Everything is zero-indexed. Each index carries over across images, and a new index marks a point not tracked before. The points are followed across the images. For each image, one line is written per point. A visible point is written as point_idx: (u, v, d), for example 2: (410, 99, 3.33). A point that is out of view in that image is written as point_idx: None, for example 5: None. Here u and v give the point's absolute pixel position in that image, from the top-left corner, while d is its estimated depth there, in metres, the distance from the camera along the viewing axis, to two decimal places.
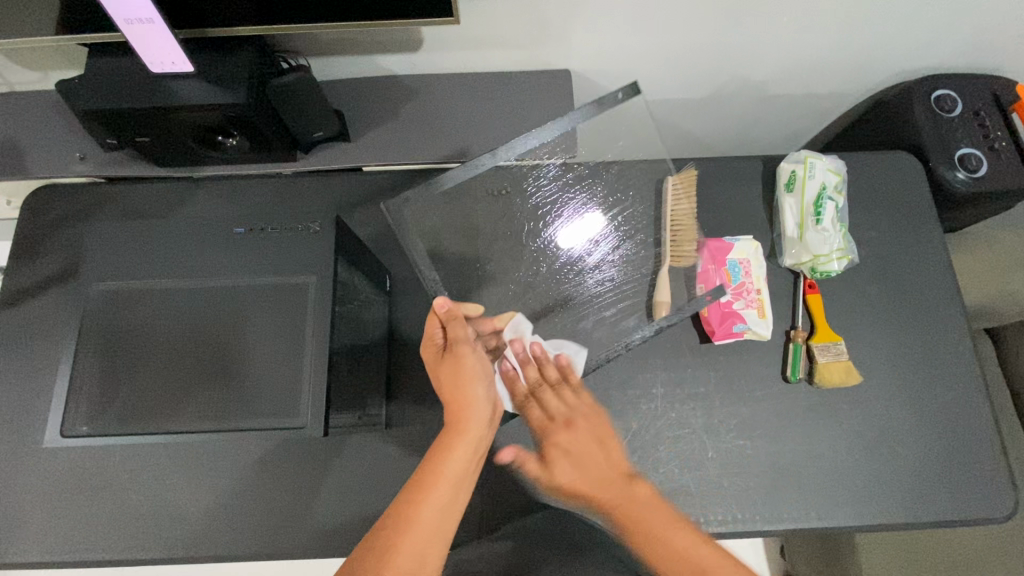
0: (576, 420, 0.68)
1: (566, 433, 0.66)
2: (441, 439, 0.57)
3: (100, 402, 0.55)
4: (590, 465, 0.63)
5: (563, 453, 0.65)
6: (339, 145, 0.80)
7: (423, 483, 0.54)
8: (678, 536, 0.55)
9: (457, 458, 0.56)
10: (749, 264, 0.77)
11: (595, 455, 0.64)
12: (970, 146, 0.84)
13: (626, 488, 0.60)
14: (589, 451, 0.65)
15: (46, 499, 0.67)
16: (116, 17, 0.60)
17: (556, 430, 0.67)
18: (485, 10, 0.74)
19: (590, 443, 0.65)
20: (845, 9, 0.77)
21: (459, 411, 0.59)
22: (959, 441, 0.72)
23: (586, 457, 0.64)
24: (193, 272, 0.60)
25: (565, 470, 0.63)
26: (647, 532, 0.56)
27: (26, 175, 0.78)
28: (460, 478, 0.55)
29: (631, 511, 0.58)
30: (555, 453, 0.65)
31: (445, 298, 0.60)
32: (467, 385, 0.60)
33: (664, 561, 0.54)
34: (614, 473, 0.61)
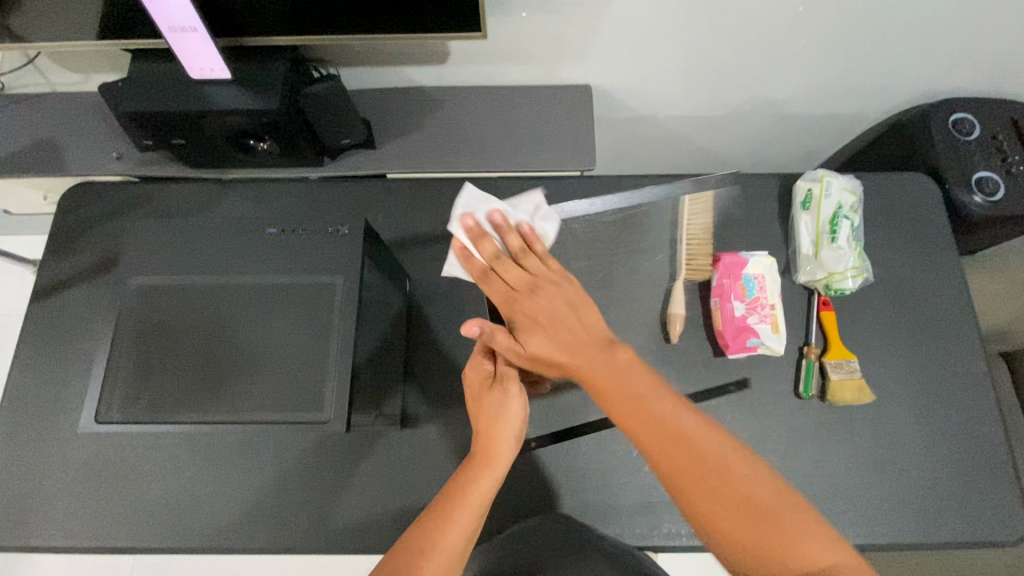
0: (542, 291, 0.58)
1: (527, 300, 0.58)
2: (471, 470, 0.58)
3: (134, 390, 0.57)
4: (562, 331, 0.56)
5: (531, 324, 0.57)
6: (364, 152, 0.83)
7: (446, 512, 0.56)
8: (694, 433, 0.52)
9: (483, 488, 0.57)
10: (764, 279, 0.76)
11: (568, 320, 0.57)
12: (986, 169, 0.84)
13: (606, 359, 0.55)
14: (563, 322, 0.57)
15: (68, 484, 0.69)
16: (161, 25, 0.63)
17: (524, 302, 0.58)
18: (510, 25, 0.76)
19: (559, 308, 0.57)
20: (864, 31, 0.79)
21: (491, 446, 0.59)
22: (972, 463, 0.72)
23: (560, 324, 0.57)
24: (224, 269, 0.62)
25: (539, 342, 0.56)
26: (676, 442, 0.51)
27: (65, 172, 0.81)
28: (480, 507, 0.57)
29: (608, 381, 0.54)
30: (535, 324, 0.57)
31: (506, 332, 0.56)
32: (502, 426, 0.60)
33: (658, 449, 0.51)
34: (595, 340, 0.56)
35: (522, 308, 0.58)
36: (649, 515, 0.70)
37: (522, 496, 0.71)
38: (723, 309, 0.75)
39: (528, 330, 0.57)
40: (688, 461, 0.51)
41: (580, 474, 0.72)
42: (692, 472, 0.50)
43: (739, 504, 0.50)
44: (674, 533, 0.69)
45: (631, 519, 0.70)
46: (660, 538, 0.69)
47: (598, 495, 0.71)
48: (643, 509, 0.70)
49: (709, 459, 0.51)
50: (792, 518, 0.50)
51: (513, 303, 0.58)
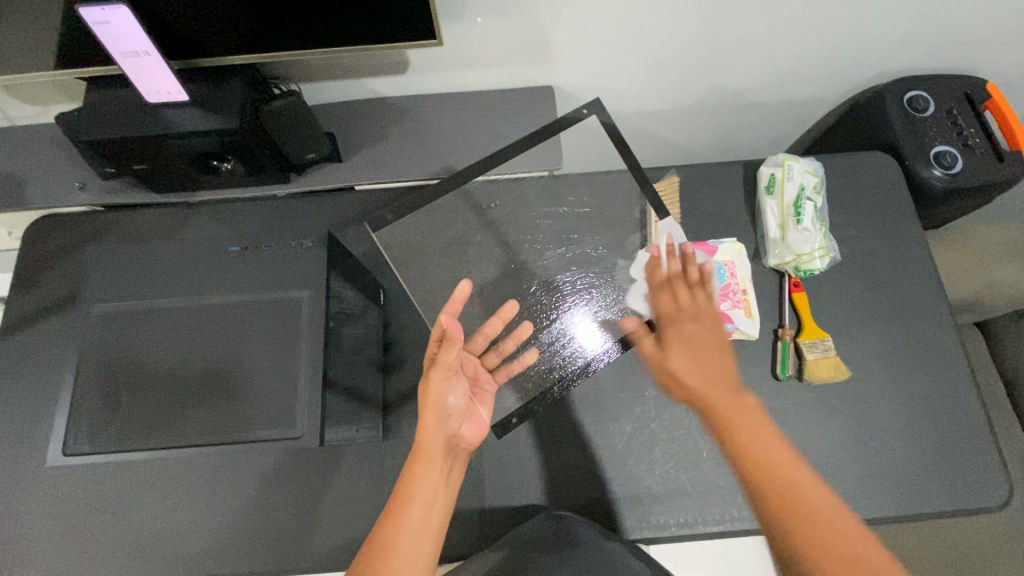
0: (691, 316, 0.67)
1: (691, 321, 0.67)
2: (409, 464, 0.60)
3: (100, 421, 0.57)
4: (701, 354, 0.64)
5: (681, 343, 0.65)
6: (331, 165, 0.83)
7: (401, 504, 0.58)
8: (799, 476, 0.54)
9: (425, 477, 0.59)
10: (734, 266, 0.79)
11: (711, 351, 0.64)
12: (944, 144, 0.87)
13: (736, 405, 0.59)
14: (704, 346, 0.64)
15: (46, 526, 0.68)
16: (113, 52, 0.63)
17: (673, 323, 0.67)
18: (468, 31, 0.77)
19: (709, 339, 0.65)
20: (814, 16, 0.80)
21: (422, 433, 0.61)
22: (953, 433, 0.73)
23: (703, 350, 0.64)
24: (187, 292, 0.61)
25: (681, 361, 0.64)
26: (774, 466, 0.55)
27: (28, 206, 0.80)
28: (427, 518, 0.58)
29: (729, 411, 0.59)
30: (672, 335, 0.66)
31: (447, 314, 0.63)
32: (432, 411, 0.62)
33: (798, 522, 0.51)
34: (726, 382, 0.61)
35: (669, 329, 0.67)
36: (637, 508, 0.70)
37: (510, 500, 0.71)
38: None
39: (668, 347, 0.66)
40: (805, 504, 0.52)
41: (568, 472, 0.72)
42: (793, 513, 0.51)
43: (814, 519, 0.51)
44: (663, 524, 0.69)
45: (620, 515, 0.70)
46: (649, 531, 0.69)
47: (586, 492, 0.71)
48: (631, 502, 0.70)
49: (807, 510, 0.52)
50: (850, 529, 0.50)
51: (675, 323, 0.67)
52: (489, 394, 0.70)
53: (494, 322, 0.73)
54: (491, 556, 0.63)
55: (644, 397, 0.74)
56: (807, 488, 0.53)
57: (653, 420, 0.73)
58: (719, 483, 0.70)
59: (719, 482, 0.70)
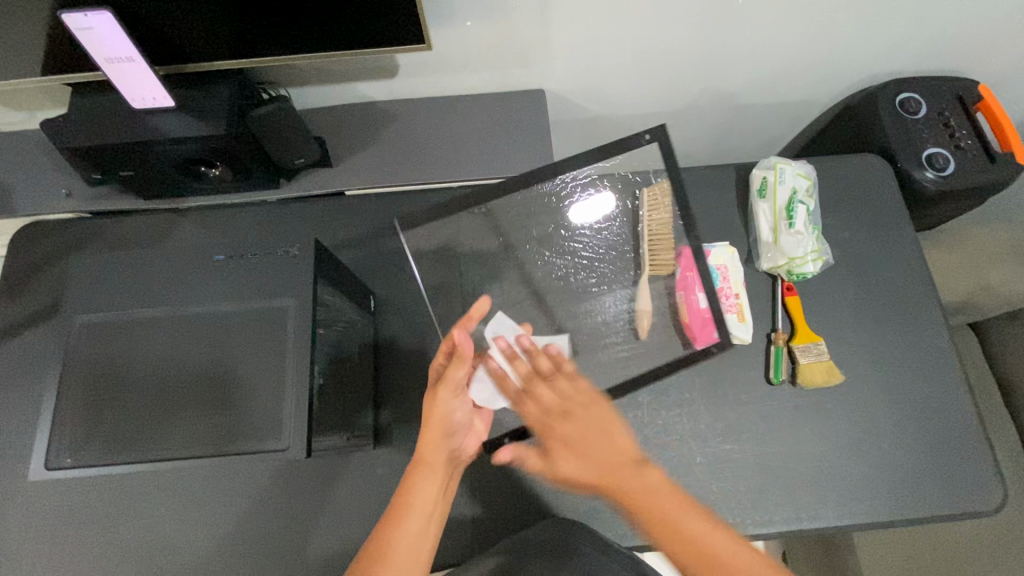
0: (573, 415, 0.60)
1: (563, 421, 0.59)
2: (409, 471, 0.60)
3: (84, 432, 0.56)
4: (594, 450, 0.58)
5: (563, 444, 0.59)
6: (321, 170, 0.82)
7: (399, 512, 0.58)
8: (696, 529, 0.54)
9: (425, 488, 0.59)
10: (727, 270, 0.78)
11: (602, 445, 0.58)
12: (935, 146, 0.87)
13: (637, 477, 0.57)
14: (589, 438, 0.59)
15: (32, 538, 0.67)
16: (97, 57, 0.62)
17: (551, 428, 0.60)
18: (457, 35, 0.77)
19: (590, 430, 0.59)
20: (805, 19, 0.80)
21: (424, 444, 0.60)
22: (947, 436, 0.72)
23: (592, 450, 0.58)
24: (173, 301, 0.60)
25: (572, 465, 0.58)
26: (666, 523, 0.54)
27: (14, 213, 0.79)
28: (423, 527, 0.58)
29: (638, 497, 0.56)
30: (554, 443, 0.59)
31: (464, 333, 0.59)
32: (438, 425, 0.60)
33: (686, 554, 0.53)
34: (623, 459, 0.58)
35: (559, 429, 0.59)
36: None
37: (503, 507, 0.70)
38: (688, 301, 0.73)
39: (556, 452, 0.59)
40: (692, 553, 0.53)
41: None
42: (705, 566, 0.53)
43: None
44: None
45: (613, 522, 0.69)
46: (642, 537, 0.69)
47: (579, 499, 0.70)
48: (624, 508, 0.70)
49: (718, 562, 0.53)
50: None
51: (549, 425, 0.60)
52: (487, 407, 0.70)
53: (502, 343, 0.70)
54: (484, 565, 0.63)
55: (637, 402, 0.74)
56: (715, 540, 0.54)
57: (646, 425, 0.73)
58: (713, 489, 0.70)
59: (714, 487, 0.70)
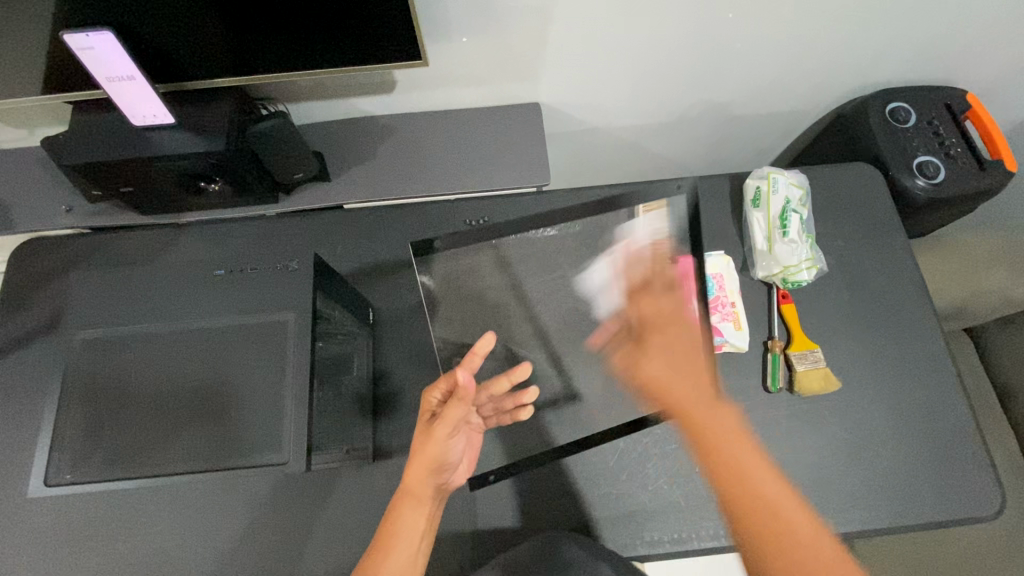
0: (667, 328, 0.65)
1: (656, 333, 0.65)
2: (397, 502, 0.60)
3: (85, 449, 0.56)
4: (681, 359, 0.64)
5: (653, 345, 0.65)
6: (320, 185, 0.83)
7: (385, 542, 0.58)
8: (765, 487, 0.54)
9: (412, 518, 0.59)
10: (723, 278, 0.79)
11: (687, 356, 0.65)
12: (926, 154, 0.88)
13: (709, 408, 0.60)
14: (675, 351, 0.65)
15: (30, 558, 0.66)
16: (98, 76, 0.63)
17: (650, 333, 0.66)
18: (455, 51, 0.78)
19: (675, 350, 0.65)
20: (794, 31, 0.82)
21: (411, 478, 0.60)
22: (945, 441, 0.73)
23: (679, 357, 0.64)
24: (174, 316, 0.61)
25: (653, 365, 0.64)
26: (711, 444, 0.57)
27: (14, 230, 0.80)
28: (410, 557, 0.58)
29: (697, 416, 0.59)
30: (648, 347, 0.65)
31: (465, 379, 0.56)
32: (428, 462, 0.59)
33: (744, 513, 0.53)
34: (704, 373, 0.63)
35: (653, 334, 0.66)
36: (631, 525, 0.70)
37: (502, 520, 0.70)
38: (685, 312, 0.72)
39: (647, 352, 0.65)
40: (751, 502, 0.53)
41: (561, 490, 0.71)
42: (768, 533, 0.51)
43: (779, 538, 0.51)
44: (657, 540, 0.69)
45: (614, 532, 0.69)
46: (643, 548, 0.69)
47: (579, 510, 0.70)
48: (624, 518, 0.70)
49: (771, 517, 0.52)
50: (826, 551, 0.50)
51: (648, 326, 0.66)
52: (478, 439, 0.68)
53: (500, 380, 0.66)
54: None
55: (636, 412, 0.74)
56: (781, 499, 0.53)
57: (645, 435, 0.73)
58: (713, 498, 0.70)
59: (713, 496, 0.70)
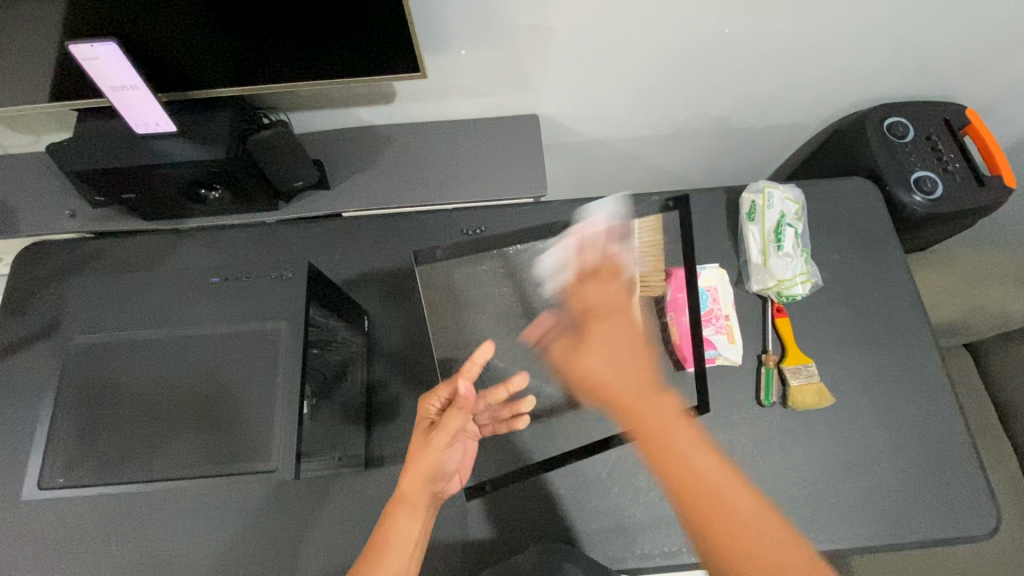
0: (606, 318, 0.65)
1: (595, 323, 0.64)
2: (390, 510, 0.60)
3: (78, 452, 0.56)
4: (618, 369, 0.62)
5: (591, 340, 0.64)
6: (318, 193, 0.84)
7: (378, 552, 0.58)
8: (702, 465, 0.55)
9: (407, 526, 0.59)
10: (716, 292, 0.80)
11: (625, 362, 0.62)
12: (924, 169, 0.88)
13: (654, 403, 0.60)
14: (621, 365, 0.62)
15: (21, 561, 0.67)
16: (101, 85, 0.64)
17: (592, 321, 0.65)
18: (453, 62, 0.79)
19: (619, 338, 0.63)
20: (790, 46, 0.82)
21: (406, 485, 0.59)
22: (940, 458, 0.72)
23: (616, 351, 0.63)
24: (170, 322, 0.61)
25: (596, 360, 0.63)
26: (659, 445, 0.57)
27: (18, 234, 0.81)
28: (405, 564, 0.58)
29: (641, 412, 0.59)
30: (591, 343, 0.64)
31: (467, 389, 0.56)
32: (425, 472, 0.59)
33: (686, 490, 0.54)
34: (646, 389, 0.61)
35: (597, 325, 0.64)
36: (622, 537, 0.69)
37: (493, 531, 0.70)
38: (678, 324, 0.73)
39: (585, 349, 0.64)
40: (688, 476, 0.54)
41: (552, 501, 0.71)
42: (706, 513, 0.52)
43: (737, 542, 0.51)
44: (648, 554, 0.69)
45: (605, 545, 0.69)
46: (634, 560, 0.69)
47: (571, 522, 0.70)
48: (615, 530, 0.70)
49: (720, 515, 0.52)
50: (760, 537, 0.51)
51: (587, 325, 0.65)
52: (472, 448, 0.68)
53: (497, 390, 0.66)
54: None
55: None
56: (731, 495, 0.53)
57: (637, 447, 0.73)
58: None
59: None
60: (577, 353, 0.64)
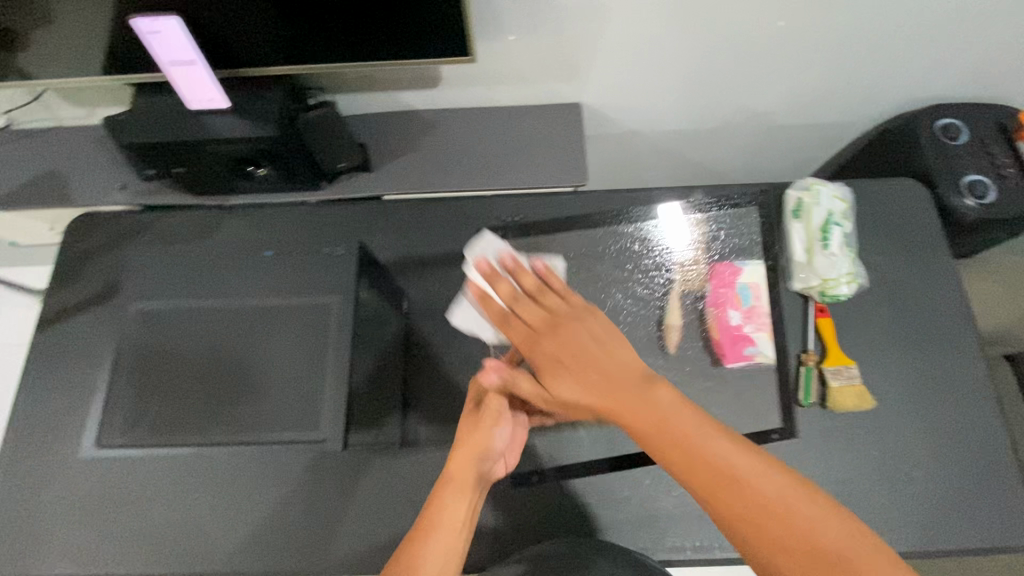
0: (563, 325, 0.60)
1: (552, 338, 0.59)
2: (438, 488, 0.60)
3: (133, 415, 0.59)
4: (592, 371, 0.56)
5: (554, 364, 0.58)
6: (361, 174, 0.84)
7: (427, 528, 0.57)
8: (707, 446, 0.50)
9: (455, 506, 0.59)
10: (760, 288, 0.77)
11: (602, 358, 0.57)
12: (976, 173, 0.85)
13: (643, 395, 0.54)
14: (592, 356, 0.57)
15: (68, 518, 0.69)
16: (162, 60, 0.66)
17: (538, 346, 0.60)
18: (501, 48, 0.79)
19: (586, 345, 0.58)
20: (844, 41, 0.80)
21: (455, 461, 0.62)
22: (983, 468, 0.71)
23: (590, 362, 0.57)
24: (222, 294, 0.63)
25: (564, 387, 0.57)
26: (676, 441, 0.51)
27: (70, 204, 0.83)
28: (453, 544, 0.57)
29: (640, 416, 0.53)
30: (551, 367, 0.58)
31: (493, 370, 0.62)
32: (471, 448, 0.62)
33: (703, 480, 0.49)
34: (630, 377, 0.55)
35: (547, 347, 0.59)
36: (653, 530, 0.69)
37: (524, 516, 0.71)
38: (718, 319, 0.76)
39: (550, 375, 0.58)
40: (707, 472, 0.49)
41: (584, 490, 0.71)
42: (737, 502, 0.47)
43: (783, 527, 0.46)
44: (678, 547, 0.69)
45: (635, 536, 0.69)
46: (664, 553, 0.69)
47: (602, 512, 0.70)
48: (646, 522, 0.70)
49: (768, 508, 0.47)
50: (861, 557, 0.45)
51: (535, 344, 0.60)
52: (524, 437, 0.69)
53: None
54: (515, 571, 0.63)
55: None
56: (764, 482, 0.48)
57: None
58: None
59: None
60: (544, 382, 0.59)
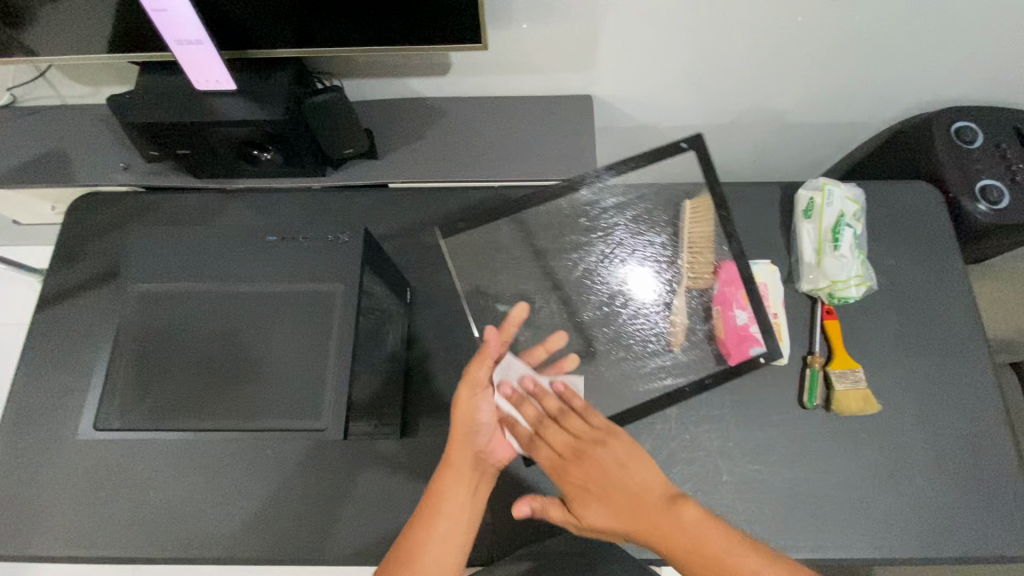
0: (588, 454, 0.59)
1: (578, 465, 0.58)
2: (438, 474, 0.60)
3: (132, 398, 0.58)
4: (621, 498, 0.57)
5: (586, 494, 0.57)
6: (367, 161, 0.83)
7: (428, 517, 0.58)
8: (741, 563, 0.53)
9: (453, 494, 0.59)
10: (766, 288, 0.77)
11: (628, 482, 0.57)
12: (991, 177, 0.84)
13: (671, 520, 0.55)
14: (620, 490, 0.57)
15: (65, 498, 0.69)
16: (168, 38, 0.64)
17: (566, 469, 0.59)
18: (513, 36, 0.77)
19: (610, 469, 0.58)
20: (863, 39, 0.79)
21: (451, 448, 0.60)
22: (986, 475, 0.70)
23: (620, 494, 0.57)
24: (224, 278, 0.62)
25: (596, 515, 0.57)
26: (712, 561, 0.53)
27: (72, 183, 0.82)
28: (454, 531, 0.58)
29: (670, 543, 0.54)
30: (581, 497, 0.58)
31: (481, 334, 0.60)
32: (461, 426, 0.60)
33: None
34: (655, 502, 0.56)
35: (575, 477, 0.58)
36: None
37: None
38: (724, 318, 0.70)
39: (579, 501, 0.58)
40: None
41: None
42: None
43: None
44: None
45: None
46: (661, 551, 0.68)
47: None
48: None
49: None
50: None
51: (562, 471, 0.59)
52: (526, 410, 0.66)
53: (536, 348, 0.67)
54: (513, 566, 0.63)
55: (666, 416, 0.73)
56: None
57: (672, 440, 0.72)
58: (738, 509, 0.69)
59: (738, 507, 0.69)
60: (573, 510, 0.58)
